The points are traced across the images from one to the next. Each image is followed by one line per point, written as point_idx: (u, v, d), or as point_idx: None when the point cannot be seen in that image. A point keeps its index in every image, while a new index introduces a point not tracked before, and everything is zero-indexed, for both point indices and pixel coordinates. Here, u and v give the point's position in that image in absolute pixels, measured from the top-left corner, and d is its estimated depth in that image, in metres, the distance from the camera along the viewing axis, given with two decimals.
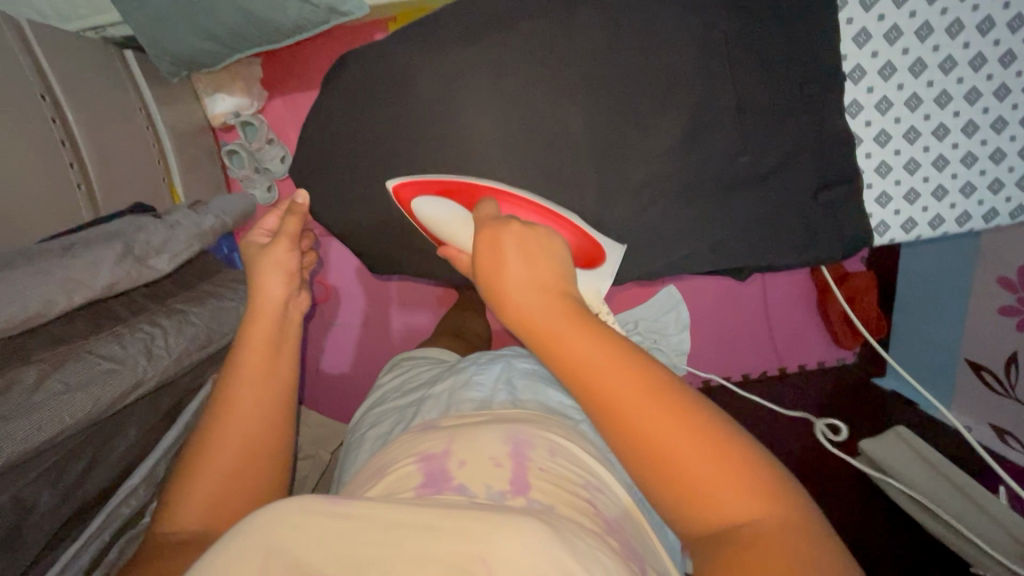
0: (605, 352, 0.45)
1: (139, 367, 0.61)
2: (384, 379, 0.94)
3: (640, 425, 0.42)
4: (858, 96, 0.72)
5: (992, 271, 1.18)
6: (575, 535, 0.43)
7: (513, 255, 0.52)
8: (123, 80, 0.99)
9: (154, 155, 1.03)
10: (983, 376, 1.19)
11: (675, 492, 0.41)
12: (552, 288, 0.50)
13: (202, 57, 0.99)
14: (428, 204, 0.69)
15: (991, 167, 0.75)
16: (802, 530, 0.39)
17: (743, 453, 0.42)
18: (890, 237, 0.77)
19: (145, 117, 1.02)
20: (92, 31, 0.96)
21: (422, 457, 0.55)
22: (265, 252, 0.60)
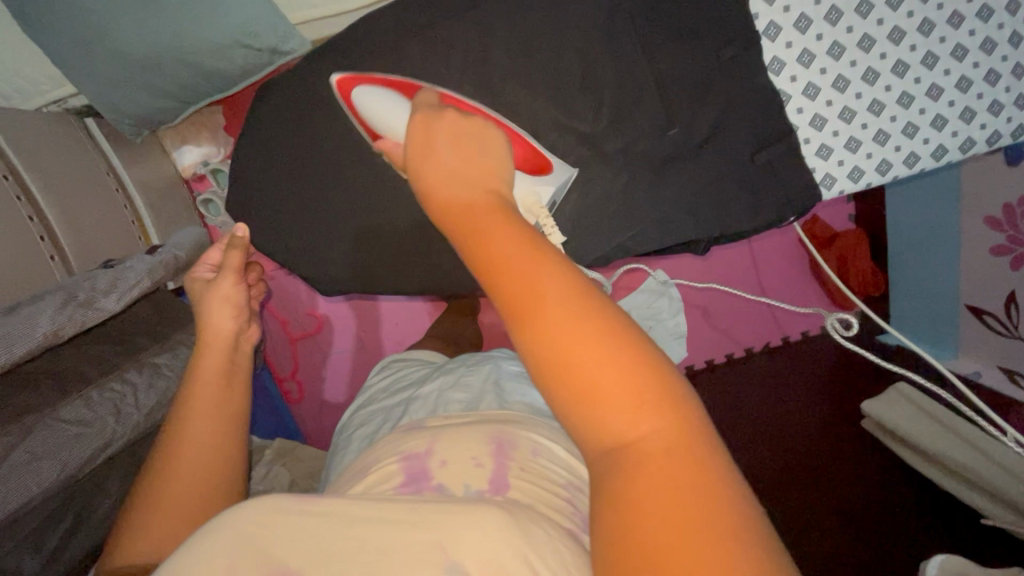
0: (526, 244, 0.39)
1: (107, 428, 0.67)
2: (372, 380, 0.96)
3: (550, 323, 0.36)
4: (779, 53, 0.72)
5: (977, 212, 1.16)
6: (539, 528, 0.42)
7: (444, 142, 0.46)
8: (87, 147, 1.02)
9: (127, 214, 1.05)
10: (987, 320, 1.16)
11: (576, 405, 0.36)
12: (480, 179, 0.44)
13: (160, 115, 1.01)
14: (367, 93, 0.66)
15: (930, 105, 0.73)
16: (705, 457, 0.35)
17: (651, 366, 0.36)
18: (838, 188, 0.76)
19: (114, 178, 1.05)
20: (55, 104, 1.00)
21: (405, 456, 0.54)
22: (214, 287, 0.63)
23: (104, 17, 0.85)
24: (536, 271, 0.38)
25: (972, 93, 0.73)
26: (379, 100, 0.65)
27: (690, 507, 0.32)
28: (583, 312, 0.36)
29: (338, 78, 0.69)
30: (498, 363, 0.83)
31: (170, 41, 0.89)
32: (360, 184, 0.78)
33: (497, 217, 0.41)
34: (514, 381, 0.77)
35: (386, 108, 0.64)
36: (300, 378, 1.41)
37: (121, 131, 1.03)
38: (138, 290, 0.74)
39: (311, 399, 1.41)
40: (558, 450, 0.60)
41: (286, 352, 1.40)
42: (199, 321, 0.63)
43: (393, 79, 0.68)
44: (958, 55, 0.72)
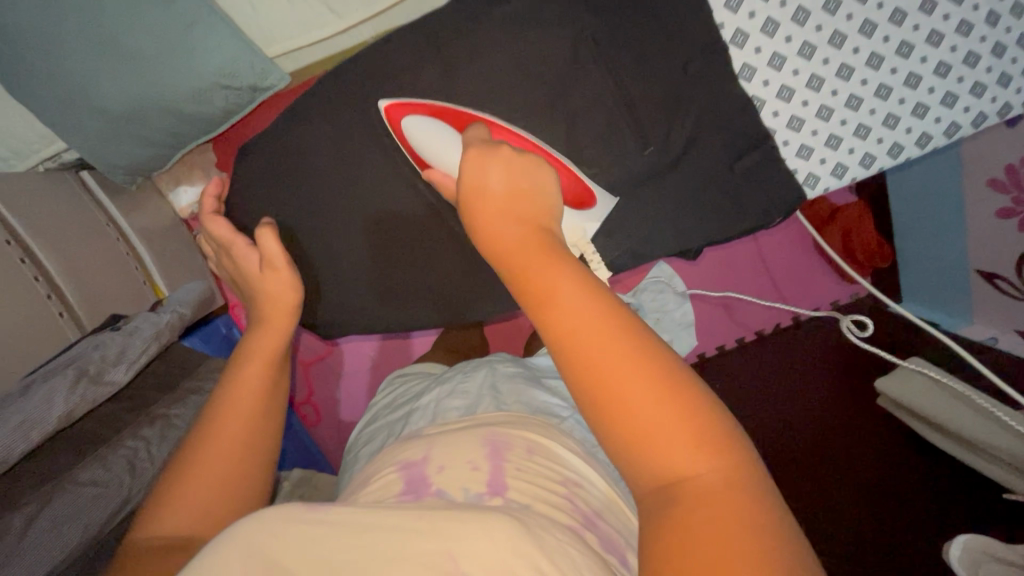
0: (582, 288, 0.43)
1: (124, 486, 0.68)
2: (377, 397, 0.97)
3: (595, 363, 0.40)
4: (748, 60, 0.71)
5: (980, 176, 1.12)
6: (547, 531, 0.43)
7: (498, 175, 0.48)
8: (86, 202, 1.04)
9: (130, 263, 1.07)
10: (999, 285, 1.13)
11: (627, 442, 0.39)
12: (529, 220, 0.48)
13: (151, 162, 1.03)
14: (417, 122, 0.67)
15: (909, 94, 0.72)
16: (756, 500, 0.37)
17: (697, 408, 0.39)
18: (823, 186, 0.75)
19: (115, 231, 1.07)
20: (50, 161, 1.02)
21: (402, 465, 0.55)
22: (264, 278, 0.68)
23: (86, 74, 0.87)
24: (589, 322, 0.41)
25: (952, 77, 0.71)
26: (426, 130, 0.67)
27: (733, 542, 0.34)
28: (632, 359, 0.40)
29: (387, 104, 0.69)
30: (493, 367, 0.82)
31: (152, 92, 0.90)
32: (348, 223, 0.78)
33: (551, 257, 0.45)
34: (510, 382, 0.78)
35: (432, 138, 0.66)
36: (316, 403, 1.44)
37: (116, 180, 1.04)
38: (145, 356, 0.77)
39: (328, 420, 1.44)
40: (555, 448, 0.60)
41: (300, 378, 1.42)
42: (260, 301, 0.68)
43: (452, 106, 0.68)
44: (934, 41, 0.70)
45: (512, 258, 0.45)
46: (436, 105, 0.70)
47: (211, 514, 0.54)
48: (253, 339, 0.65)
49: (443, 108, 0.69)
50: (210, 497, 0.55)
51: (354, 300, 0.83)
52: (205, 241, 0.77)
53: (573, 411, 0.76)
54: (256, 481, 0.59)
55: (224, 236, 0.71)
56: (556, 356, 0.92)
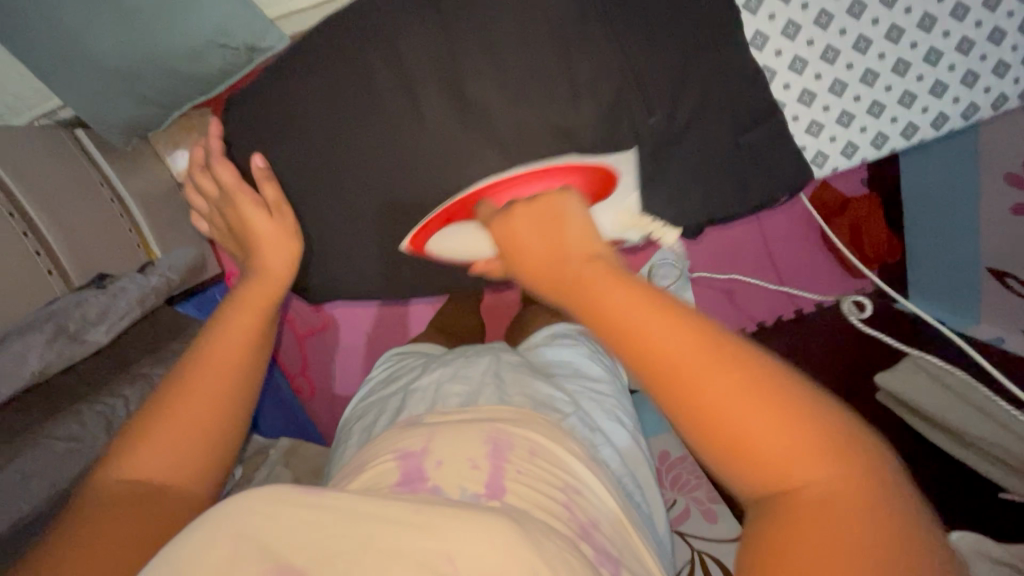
0: (643, 305, 0.43)
1: (100, 444, 0.68)
2: (374, 371, 0.96)
3: (701, 399, 0.40)
4: (761, 27, 0.67)
5: (997, 169, 1.09)
6: (546, 535, 0.42)
7: (528, 225, 0.53)
8: (79, 160, 1.02)
9: (124, 224, 1.05)
10: (1009, 283, 1.11)
11: (734, 459, 0.39)
12: (569, 246, 0.50)
13: (143, 121, 1.00)
14: (445, 237, 0.75)
15: (929, 71, 0.70)
16: (875, 504, 0.37)
17: (799, 406, 0.39)
18: (831, 166, 0.74)
19: (109, 191, 1.05)
20: (46, 117, 1.04)
21: (401, 455, 0.54)
22: (258, 232, 0.66)
23: (78, 27, 0.84)
24: (669, 338, 0.41)
25: (975, 54, 0.70)
26: (456, 234, 0.74)
27: (859, 538, 0.35)
28: (725, 370, 0.40)
29: (406, 244, 0.75)
30: (497, 355, 0.81)
31: (144, 46, 0.87)
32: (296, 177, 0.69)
33: (602, 277, 0.46)
34: (515, 373, 0.76)
35: (467, 238, 0.74)
36: (310, 375, 1.43)
37: (112, 140, 1.01)
38: (127, 318, 0.76)
39: (322, 394, 1.43)
40: (556, 448, 0.58)
41: (296, 350, 1.42)
42: (254, 262, 0.65)
43: (453, 201, 0.69)
44: (959, 14, 0.68)
45: (569, 284, 0.47)
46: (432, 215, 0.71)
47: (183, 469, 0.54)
48: (238, 291, 0.63)
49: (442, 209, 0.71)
50: (182, 457, 0.54)
51: (338, 276, 0.79)
52: (195, 184, 0.71)
53: (577, 407, 0.73)
54: (227, 448, 0.58)
55: (229, 182, 0.66)
56: (551, 345, 0.89)
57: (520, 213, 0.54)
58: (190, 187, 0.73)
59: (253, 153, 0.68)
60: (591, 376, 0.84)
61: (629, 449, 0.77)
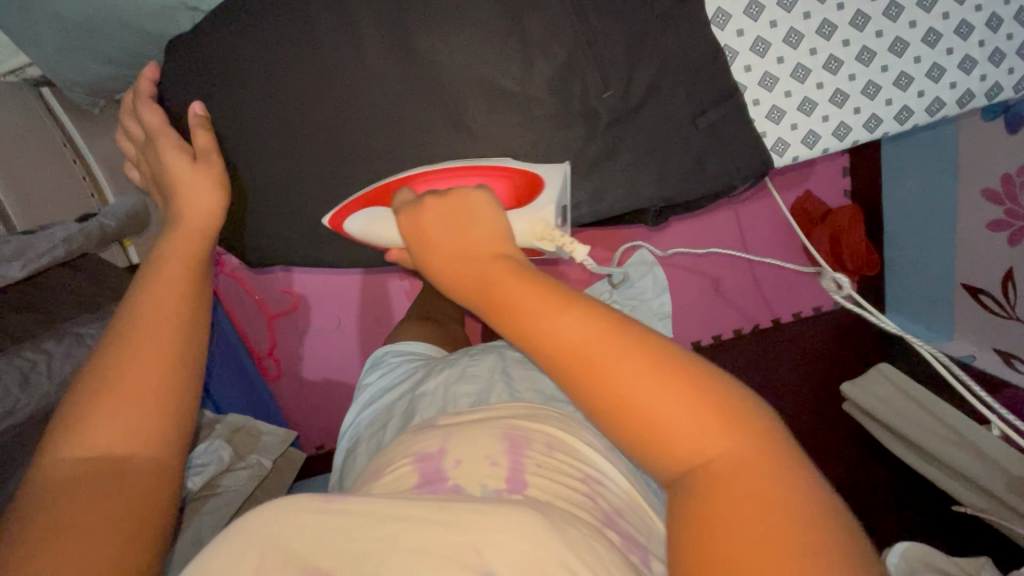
0: (541, 294, 0.44)
1: (9, 397, 0.67)
2: (369, 377, 0.90)
3: (611, 397, 0.39)
4: (723, 5, 0.69)
5: (975, 185, 1.10)
6: (576, 527, 0.38)
7: (444, 220, 0.51)
8: (41, 118, 1.00)
9: (85, 187, 1.05)
10: (983, 300, 1.12)
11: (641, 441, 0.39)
12: (483, 245, 0.49)
13: (113, 84, 0.97)
14: (358, 222, 0.68)
15: (893, 62, 0.72)
16: (801, 509, 0.34)
17: (717, 401, 0.39)
18: (791, 154, 0.75)
19: (71, 152, 1.03)
20: (12, 74, 0.97)
21: (417, 455, 0.48)
22: (187, 184, 0.64)
23: None
24: (578, 331, 0.41)
25: (942, 48, 0.72)
26: (363, 220, 0.68)
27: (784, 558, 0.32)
28: (634, 357, 0.40)
29: (327, 219, 0.70)
30: (502, 351, 0.76)
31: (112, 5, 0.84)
32: (271, 143, 0.70)
33: (509, 271, 0.47)
34: (523, 370, 0.72)
35: (375, 226, 0.67)
36: (278, 357, 1.39)
37: (77, 99, 0.99)
38: (47, 259, 0.74)
39: (289, 375, 1.40)
40: (576, 439, 0.53)
41: (263, 330, 1.37)
42: (175, 212, 0.63)
43: (376, 184, 0.67)
44: (926, 6, 0.71)
45: (478, 283, 0.47)
46: (359, 194, 0.68)
47: (143, 441, 0.49)
48: (162, 249, 0.60)
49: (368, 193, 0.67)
50: (141, 428, 0.49)
51: (296, 244, 0.79)
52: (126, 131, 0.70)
53: None
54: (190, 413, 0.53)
55: (156, 124, 0.65)
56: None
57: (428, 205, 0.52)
58: (121, 133, 0.72)
59: (193, 101, 0.68)
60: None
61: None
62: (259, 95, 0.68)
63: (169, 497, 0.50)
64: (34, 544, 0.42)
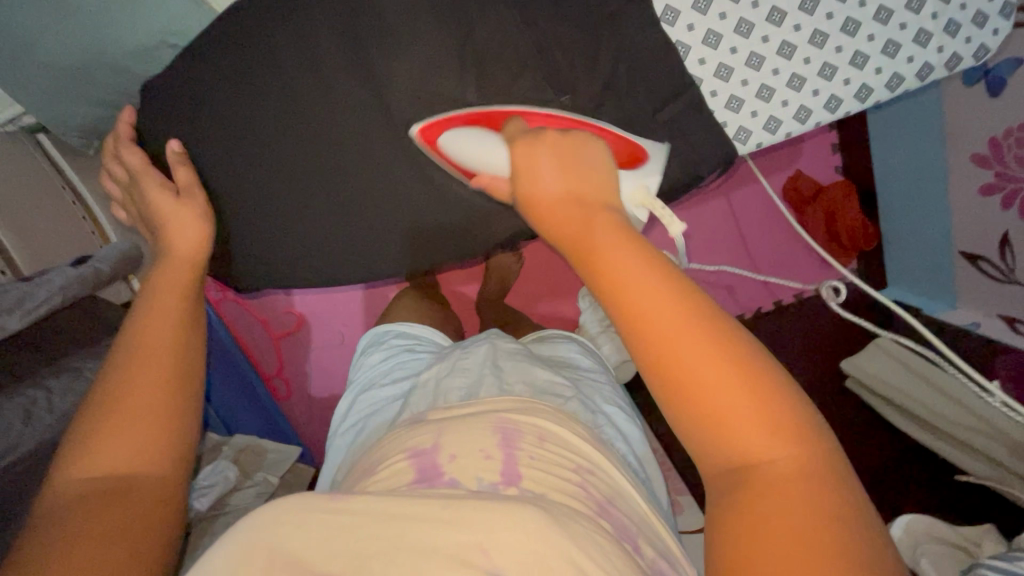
0: (640, 261, 0.43)
1: (13, 433, 0.71)
2: (370, 355, 0.91)
3: (680, 366, 0.40)
4: (671, 1, 0.70)
5: (963, 150, 1.07)
6: (573, 518, 0.40)
7: (548, 157, 0.51)
8: (36, 163, 1.03)
9: (83, 225, 1.06)
10: (982, 266, 1.10)
11: (698, 423, 0.39)
12: (586, 194, 0.49)
13: (95, 125, 0.98)
14: (455, 139, 0.67)
15: (847, 42, 0.72)
16: (835, 485, 0.36)
17: (776, 394, 0.39)
18: (754, 142, 0.76)
19: (71, 193, 1.06)
20: (10, 124, 1.03)
21: (412, 453, 0.50)
22: (178, 214, 0.68)
23: (38, 26, 0.85)
24: (658, 303, 0.41)
25: (893, 24, 0.72)
26: (460, 141, 0.66)
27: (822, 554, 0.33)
28: (705, 336, 0.40)
29: (417, 131, 0.69)
30: (495, 341, 0.77)
31: (94, 48, 0.88)
32: (248, 161, 0.73)
33: (609, 232, 0.46)
34: (513, 360, 0.73)
35: (471, 147, 0.65)
36: (287, 377, 1.42)
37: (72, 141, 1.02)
38: (46, 308, 0.75)
39: (300, 396, 1.43)
40: (566, 430, 0.54)
41: (270, 352, 1.40)
42: (164, 247, 0.67)
43: (485, 108, 0.69)
44: None
45: (574, 235, 0.47)
46: (465, 117, 0.69)
47: (148, 463, 0.51)
48: (153, 281, 0.63)
49: (476, 118, 0.68)
50: (151, 447, 0.52)
51: (282, 264, 0.81)
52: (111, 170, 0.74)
53: (576, 391, 0.71)
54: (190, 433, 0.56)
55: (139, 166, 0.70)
56: (540, 343, 0.87)
57: (544, 140, 0.52)
58: (105, 175, 0.76)
59: (171, 139, 0.72)
60: (584, 367, 0.81)
61: (632, 431, 0.75)
62: (234, 118, 0.71)
63: (174, 515, 0.52)
64: (47, 556, 0.43)
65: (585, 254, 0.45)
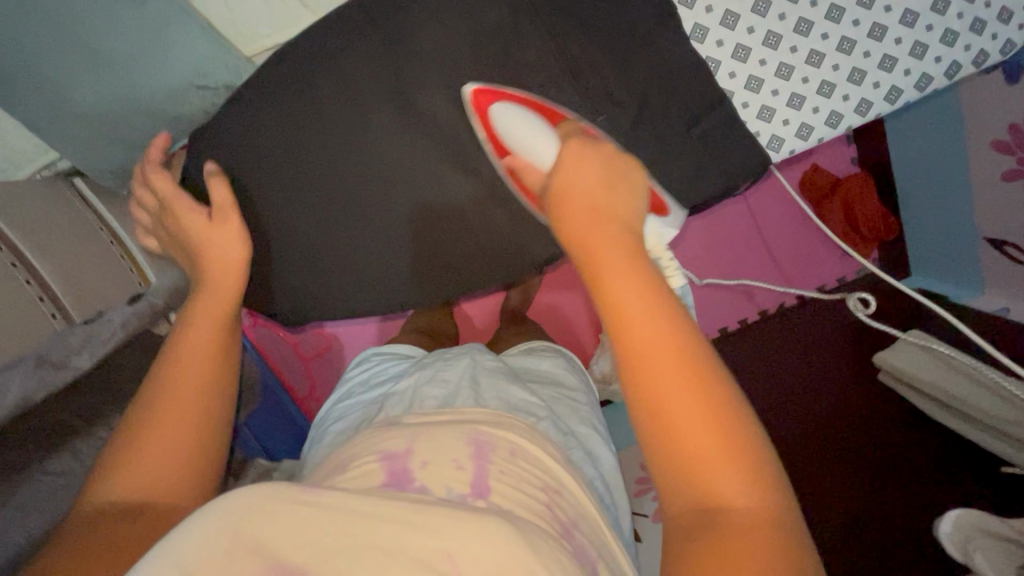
0: (646, 301, 0.48)
1: None
2: (351, 372, 0.93)
3: (664, 408, 0.46)
4: (700, 20, 0.77)
5: (985, 137, 1.07)
6: (531, 529, 0.43)
7: (590, 171, 0.56)
8: (76, 205, 1.07)
9: (121, 265, 1.07)
10: (1010, 251, 1.07)
11: (676, 459, 0.45)
12: (611, 218, 0.54)
13: (134, 167, 1.03)
14: (508, 110, 0.71)
15: (874, 47, 0.77)
16: (784, 530, 0.43)
17: (742, 444, 0.45)
18: (788, 148, 0.82)
19: (109, 235, 1.08)
20: (47, 168, 1.08)
21: (384, 455, 0.53)
22: (213, 237, 0.72)
23: (62, 78, 0.87)
24: (656, 345, 0.47)
25: (920, 26, 0.76)
26: (511, 115, 0.71)
27: None
28: (690, 383, 0.46)
29: (476, 91, 0.75)
30: (475, 357, 0.80)
31: (131, 96, 0.92)
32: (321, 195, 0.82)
33: (626, 264, 0.50)
34: (491, 377, 0.75)
35: (520, 123, 0.69)
36: (318, 397, 1.42)
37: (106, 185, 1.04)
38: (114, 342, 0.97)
39: None
40: (534, 445, 0.57)
41: (301, 374, 1.42)
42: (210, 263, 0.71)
43: (541, 101, 0.74)
44: None
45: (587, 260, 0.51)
46: (525, 98, 0.74)
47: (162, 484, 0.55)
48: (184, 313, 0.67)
49: (533, 102, 0.74)
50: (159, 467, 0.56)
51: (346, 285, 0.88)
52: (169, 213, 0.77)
53: (550, 411, 0.72)
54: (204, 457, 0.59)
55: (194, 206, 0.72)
56: (528, 356, 0.89)
57: (595, 149, 0.57)
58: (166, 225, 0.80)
59: (208, 162, 0.79)
60: (571, 386, 0.83)
61: (604, 454, 0.75)
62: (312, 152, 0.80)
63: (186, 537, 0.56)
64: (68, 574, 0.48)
65: (597, 291, 0.50)
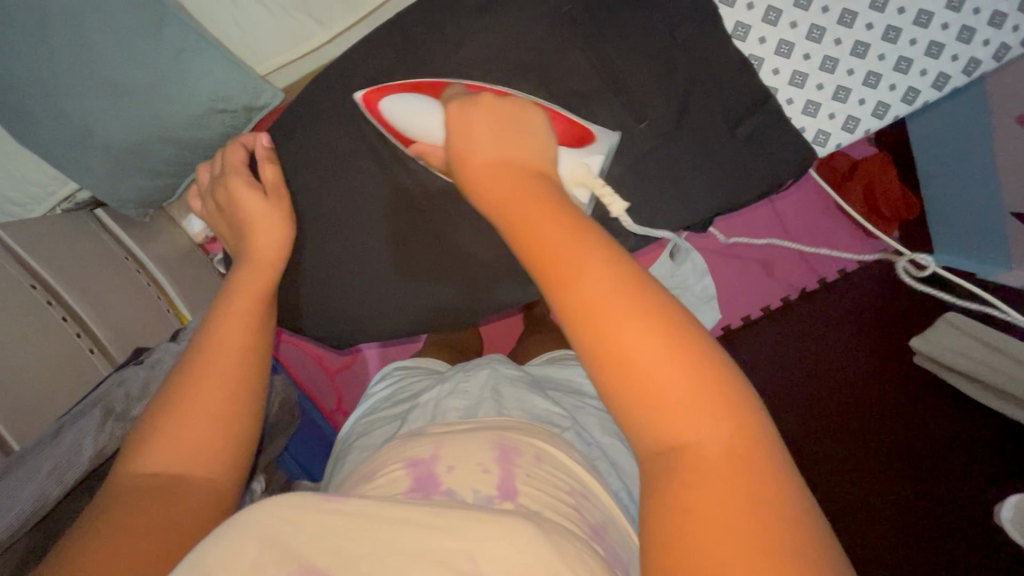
0: (574, 237, 0.45)
1: None
2: (376, 386, 0.93)
3: (614, 344, 0.41)
4: (741, 18, 0.78)
5: (1010, 113, 1.06)
6: (562, 535, 0.43)
7: (495, 129, 0.55)
8: (100, 235, 1.06)
9: (150, 292, 1.07)
10: None
11: (638, 403, 0.40)
12: (524, 168, 0.53)
13: (158, 193, 1.02)
14: (393, 103, 0.73)
15: (920, 34, 0.76)
16: (772, 473, 0.38)
17: (711, 378, 0.40)
18: (834, 141, 0.82)
19: (135, 265, 1.08)
20: (66, 202, 1.04)
21: (410, 462, 0.53)
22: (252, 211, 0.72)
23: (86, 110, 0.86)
24: (593, 276, 0.43)
25: (966, 10, 0.75)
26: (405, 106, 0.72)
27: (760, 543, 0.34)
28: (638, 315, 0.42)
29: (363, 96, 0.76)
30: (496, 366, 0.80)
31: (152, 122, 0.89)
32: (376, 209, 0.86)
33: (548, 206, 0.48)
34: (512, 386, 0.76)
35: (413, 111, 0.71)
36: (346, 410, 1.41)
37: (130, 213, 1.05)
38: None
39: None
40: (557, 452, 0.58)
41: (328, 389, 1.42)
42: (247, 251, 0.70)
43: (424, 80, 0.74)
44: None
45: (509, 207, 0.50)
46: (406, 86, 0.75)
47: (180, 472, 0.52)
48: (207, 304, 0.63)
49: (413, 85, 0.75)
50: (180, 456, 0.52)
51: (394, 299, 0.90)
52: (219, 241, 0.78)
53: (573, 421, 0.73)
54: (234, 449, 0.56)
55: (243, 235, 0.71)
56: (553, 365, 0.89)
57: (483, 110, 0.57)
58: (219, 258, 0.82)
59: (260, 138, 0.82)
60: (589, 394, 0.83)
61: (628, 463, 0.75)
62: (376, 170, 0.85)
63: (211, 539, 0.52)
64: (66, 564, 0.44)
65: (518, 231, 0.48)
